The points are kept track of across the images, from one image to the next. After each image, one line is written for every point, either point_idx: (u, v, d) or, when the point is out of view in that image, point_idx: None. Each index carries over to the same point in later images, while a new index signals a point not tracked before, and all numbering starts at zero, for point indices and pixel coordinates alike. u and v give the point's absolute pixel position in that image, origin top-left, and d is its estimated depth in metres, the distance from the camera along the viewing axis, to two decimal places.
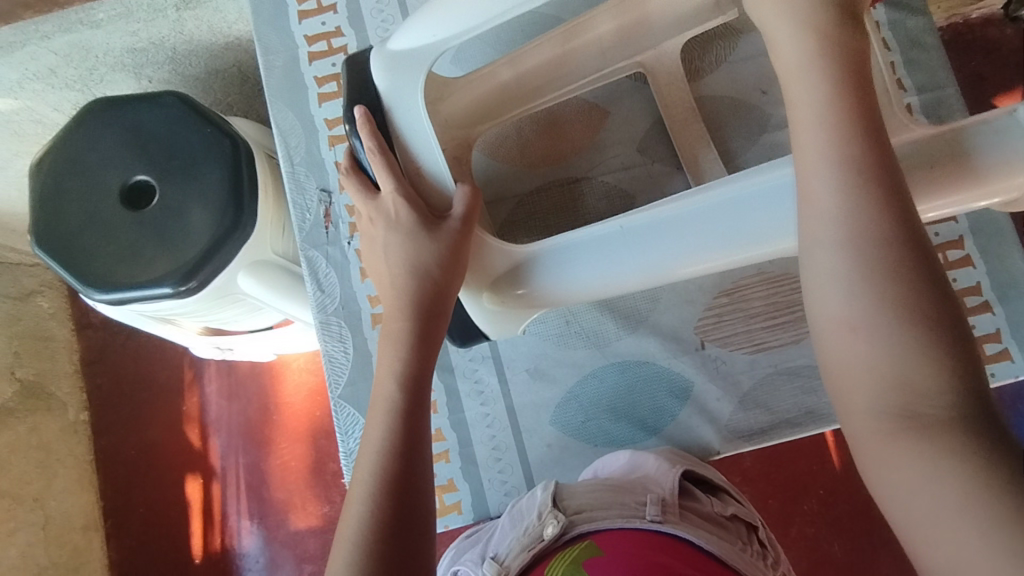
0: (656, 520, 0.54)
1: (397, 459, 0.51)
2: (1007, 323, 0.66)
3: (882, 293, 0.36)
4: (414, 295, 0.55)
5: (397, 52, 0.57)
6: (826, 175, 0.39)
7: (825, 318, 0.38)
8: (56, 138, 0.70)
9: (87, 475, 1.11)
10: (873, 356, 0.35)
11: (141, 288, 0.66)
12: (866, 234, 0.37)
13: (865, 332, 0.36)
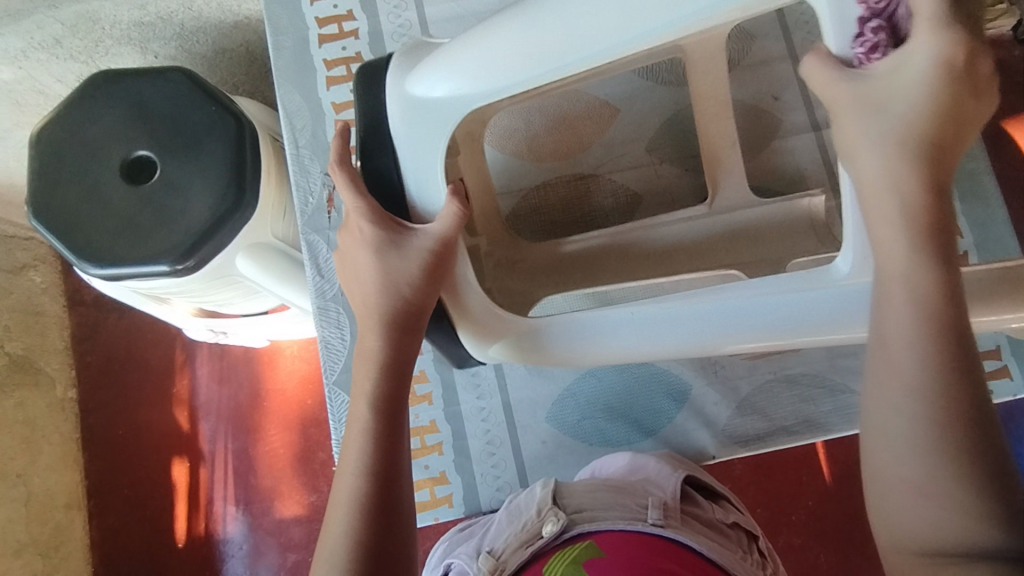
0: (659, 523, 0.53)
1: (383, 451, 0.51)
2: (1007, 340, 0.66)
3: (948, 450, 0.37)
4: (386, 312, 0.52)
5: (419, 102, 0.54)
6: (903, 321, 0.39)
7: (884, 461, 0.39)
8: (57, 108, 0.69)
9: (72, 454, 1.09)
10: (930, 506, 0.37)
11: (137, 265, 0.65)
12: (934, 389, 0.38)
13: (927, 488, 0.37)
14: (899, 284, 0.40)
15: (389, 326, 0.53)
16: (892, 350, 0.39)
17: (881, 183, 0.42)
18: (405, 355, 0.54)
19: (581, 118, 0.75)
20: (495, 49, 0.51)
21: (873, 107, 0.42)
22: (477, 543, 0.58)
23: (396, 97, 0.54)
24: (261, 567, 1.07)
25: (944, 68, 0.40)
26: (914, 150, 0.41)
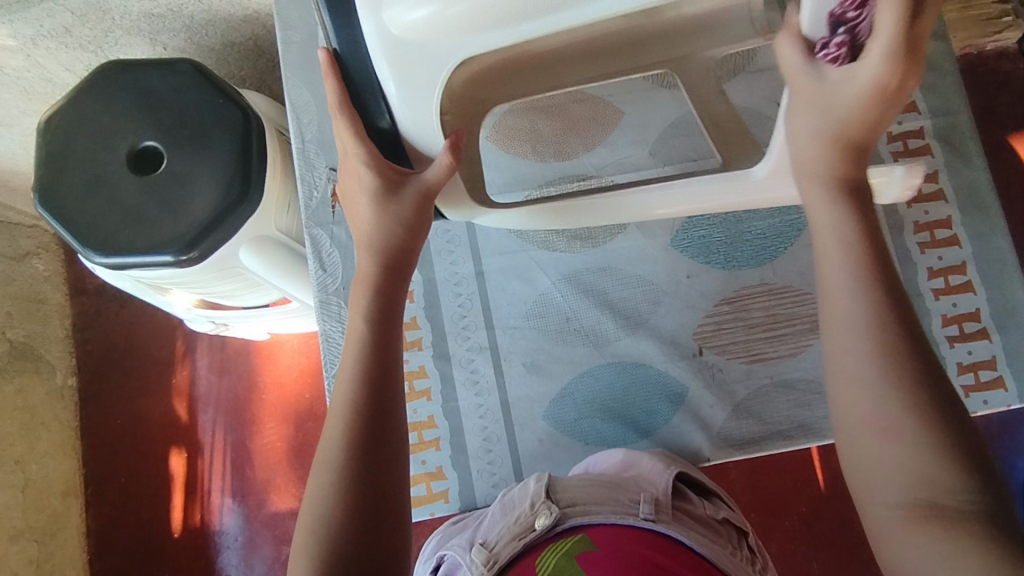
0: (649, 518, 0.54)
1: (368, 420, 0.49)
2: (1004, 351, 0.66)
3: (906, 395, 0.39)
4: (380, 253, 0.54)
5: (398, 38, 0.48)
6: (849, 278, 0.42)
7: (853, 416, 0.41)
8: (66, 97, 0.70)
9: (70, 441, 1.10)
10: (900, 451, 0.38)
11: (141, 254, 0.65)
12: (886, 339, 0.40)
13: (894, 433, 0.39)
14: (836, 247, 0.44)
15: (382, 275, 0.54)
16: (840, 305, 0.42)
17: (814, 167, 0.46)
18: (390, 305, 0.54)
19: (584, 118, 0.76)
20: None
21: (822, 106, 0.45)
22: (471, 537, 0.59)
23: (373, 29, 0.49)
24: (255, 559, 1.07)
25: (886, 82, 0.43)
26: (844, 146, 0.45)
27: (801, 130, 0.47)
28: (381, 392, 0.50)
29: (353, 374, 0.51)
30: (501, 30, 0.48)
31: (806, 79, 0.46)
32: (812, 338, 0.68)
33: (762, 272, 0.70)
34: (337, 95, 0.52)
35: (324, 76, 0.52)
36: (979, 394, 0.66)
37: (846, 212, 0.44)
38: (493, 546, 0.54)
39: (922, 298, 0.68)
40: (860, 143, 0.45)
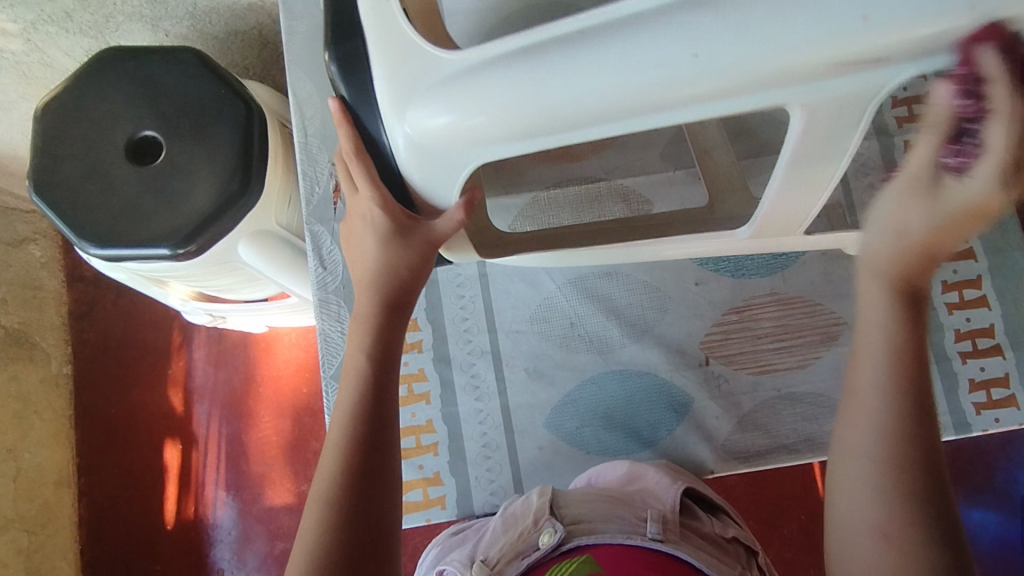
0: (658, 538, 0.52)
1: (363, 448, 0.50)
2: (1017, 368, 0.65)
3: (906, 512, 0.42)
4: (383, 287, 0.55)
5: (417, 140, 0.48)
6: (877, 389, 0.44)
7: (860, 521, 0.43)
8: (65, 84, 0.68)
9: (63, 431, 1.09)
10: (898, 563, 0.42)
11: (136, 246, 0.64)
12: (901, 456, 0.43)
13: (890, 542, 0.42)
14: (875, 356, 0.44)
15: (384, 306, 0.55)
16: (867, 408, 0.44)
17: (880, 266, 0.44)
18: (393, 340, 0.55)
19: None
20: (492, 103, 0.44)
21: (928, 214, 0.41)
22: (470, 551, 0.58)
23: (392, 127, 0.49)
24: (248, 555, 1.06)
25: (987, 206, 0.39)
26: (920, 252, 0.42)
27: (875, 227, 0.44)
28: (378, 415, 0.52)
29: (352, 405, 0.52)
30: (519, 139, 0.46)
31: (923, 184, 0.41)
32: (820, 351, 0.67)
33: (771, 281, 0.68)
34: (349, 140, 0.53)
35: (336, 125, 0.53)
36: (991, 411, 0.64)
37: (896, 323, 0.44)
38: (494, 562, 0.54)
39: (934, 312, 0.67)
40: (927, 261, 0.43)
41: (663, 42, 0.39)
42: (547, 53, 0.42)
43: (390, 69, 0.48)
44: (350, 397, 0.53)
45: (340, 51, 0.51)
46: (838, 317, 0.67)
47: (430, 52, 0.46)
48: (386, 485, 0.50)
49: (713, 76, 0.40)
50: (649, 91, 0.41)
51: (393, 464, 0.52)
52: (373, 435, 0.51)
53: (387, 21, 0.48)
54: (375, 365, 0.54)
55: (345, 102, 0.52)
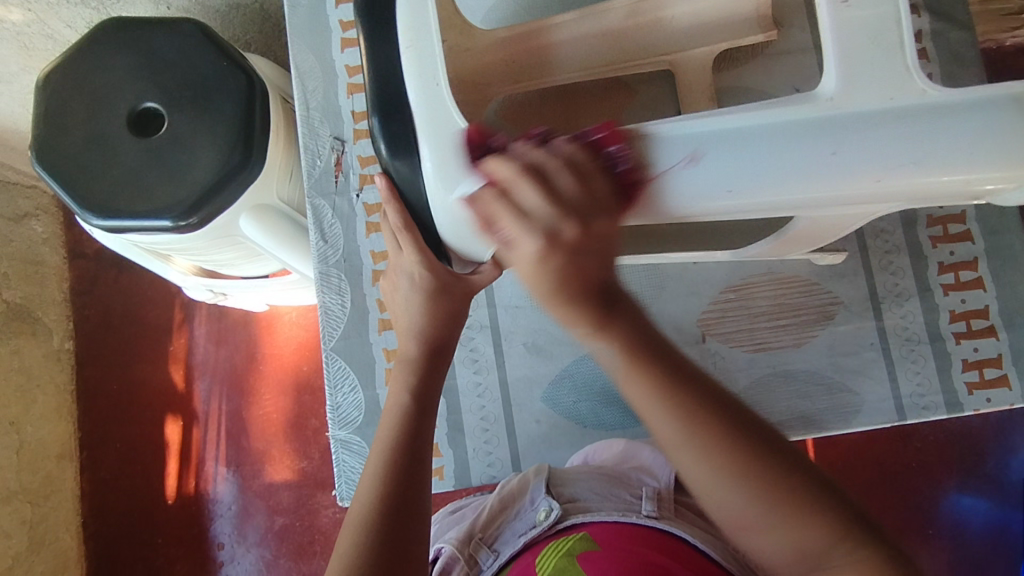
0: (652, 516, 0.53)
1: (396, 483, 0.49)
2: (1011, 350, 0.65)
3: (761, 480, 0.43)
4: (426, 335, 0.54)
5: (459, 219, 0.47)
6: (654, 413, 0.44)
7: (726, 518, 0.44)
8: (66, 54, 0.68)
9: (66, 405, 1.10)
10: (769, 541, 0.43)
11: (140, 218, 0.64)
12: (712, 461, 0.43)
13: (758, 525, 0.43)
14: (629, 382, 0.44)
15: (426, 352, 0.54)
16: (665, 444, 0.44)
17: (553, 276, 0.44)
18: (433, 382, 0.54)
19: None
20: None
21: (541, 284, 0.42)
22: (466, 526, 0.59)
23: (437, 205, 0.47)
24: (248, 529, 1.08)
25: (545, 255, 0.41)
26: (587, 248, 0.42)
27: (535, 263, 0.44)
28: (414, 452, 0.51)
29: (387, 440, 0.51)
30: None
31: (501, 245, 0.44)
32: (816, 330, 0.68)
33: (769, 260, 0.69)
34: (399, 217, 0.50)
35: (384, 201, 0.50)
36: (982, 392, 0.65)
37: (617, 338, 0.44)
38: (494, 541, 0.57)
39: (931, 293, 0.67)
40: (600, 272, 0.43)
41: (730, 162, 0.41)
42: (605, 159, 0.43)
43: (438, 149, 0.46)
44: (387, 438, 0.51)
45: (388, 131, 0.47)
46: (834, 296, 0.68)
47: (479, 141, 0.45)
48: (422, 525, 0.48)
49: (767, 193, 0.42)
50: (705, 198, 0.42)
51: (428, 507, 0.50)
52: (412, 473, 0.50)
53: (434, 100, 0.46)
54: (416, 405, 0.53)
55: (392, 180, 0.49)
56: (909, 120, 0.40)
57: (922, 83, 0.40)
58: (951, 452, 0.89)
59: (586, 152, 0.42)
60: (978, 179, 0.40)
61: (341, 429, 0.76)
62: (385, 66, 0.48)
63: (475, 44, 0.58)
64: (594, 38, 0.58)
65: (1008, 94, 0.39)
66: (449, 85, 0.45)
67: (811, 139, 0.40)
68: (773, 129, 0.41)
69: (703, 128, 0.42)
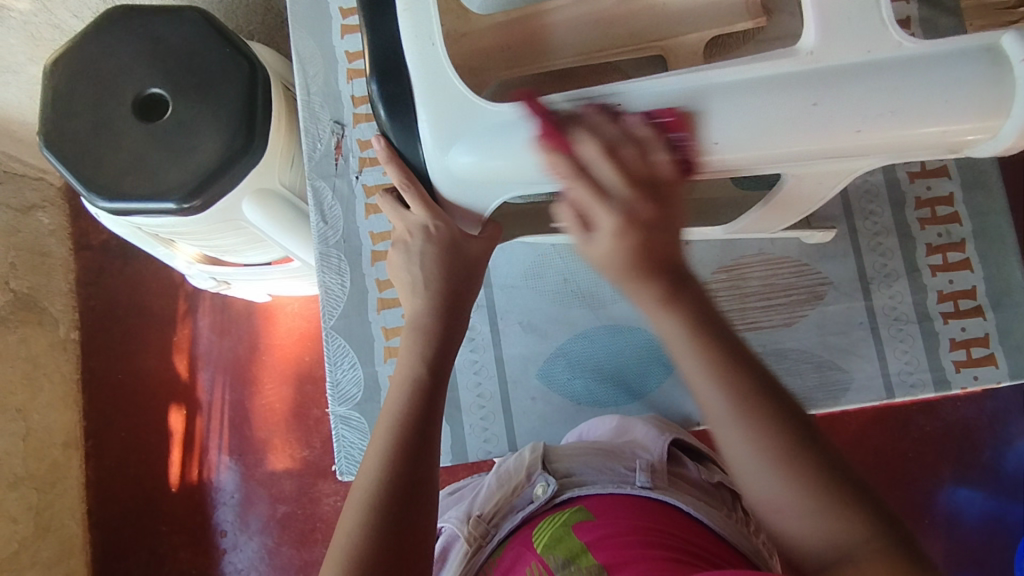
0: (647, 486, 0.54)
1: (404, 454, 0.49)
2: (997, 329, 0.67)
3: (796, 469, 0.42)
4: (438, 295, 0.54)
5: (457, 176, 0.50)
6: (712, 389, 0.43)
7: (755, 500, 0.43)
8: (72, 42, 0.70)
9: (71, 393, 1.12)
10: (802, 529, 0.41)
11: (145, 200, 0.66)
12: (763, 430, 0.42)
13: (791, 509, 0.42)
14: (687, 350, 0.44)
15: (438, 312, 0.54)
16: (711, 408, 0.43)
17: (615, 262, 0.45)
18: (444, 349, 0.54)
19: None
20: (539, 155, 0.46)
21: (616, 256, 0.44)
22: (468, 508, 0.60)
23: (436, 159, 0.50)
24: (251, 517, 1.09)
25: (627, 230, 0.44)
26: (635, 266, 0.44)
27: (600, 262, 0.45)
28: (422, 423, 0.51)
29: (395, 411, 0.51)
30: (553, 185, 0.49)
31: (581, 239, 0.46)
32: (806, 309, 0.69)
33: (760, 241, 0.70)
34: (401, 175, 0.52)
35: (384, 164, 0.52)
36: (968, 370, 0.66)
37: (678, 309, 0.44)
38: (494, 516, 0.57)
39: (919, 273, 0.68)
40: (665, 255, 0.44)
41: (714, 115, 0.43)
42: (596, 115, 0.45)
43: (432, 111, 0.48)
44: (397, 407, 0.51)
45: (386, 92, 0.49)
46: (824, 276, 0.69)
47: (474, 99, 0.47)
48: (430, 492, 0.48)
49: (748, 147, 0.44)
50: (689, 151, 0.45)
51: (436, 470, 0.50)
52: (420, 444, 0.50)
53: (430, 61, 0.48)
54: (428, 378, 0.52)
55: (391, 143, 0.51)
56: (888, 72, 0.42)
57: (898, 36, 0.42)
58: (946, 440, 0.90)
59: (657, 140, 0.44)
60: (953, 130, 0.42)
61: (340, 406, 0.77)
62: (381, 28, 0.49)
63: (472, 28, 0.61)
64: (588, 23, 0.60)
65: (981, 46, 0.41)
66: (445, 45, 0.47)
67: (791, 92, 0.42)
68: (754, 85, 0.43)
69: (685, 85, 0.44)
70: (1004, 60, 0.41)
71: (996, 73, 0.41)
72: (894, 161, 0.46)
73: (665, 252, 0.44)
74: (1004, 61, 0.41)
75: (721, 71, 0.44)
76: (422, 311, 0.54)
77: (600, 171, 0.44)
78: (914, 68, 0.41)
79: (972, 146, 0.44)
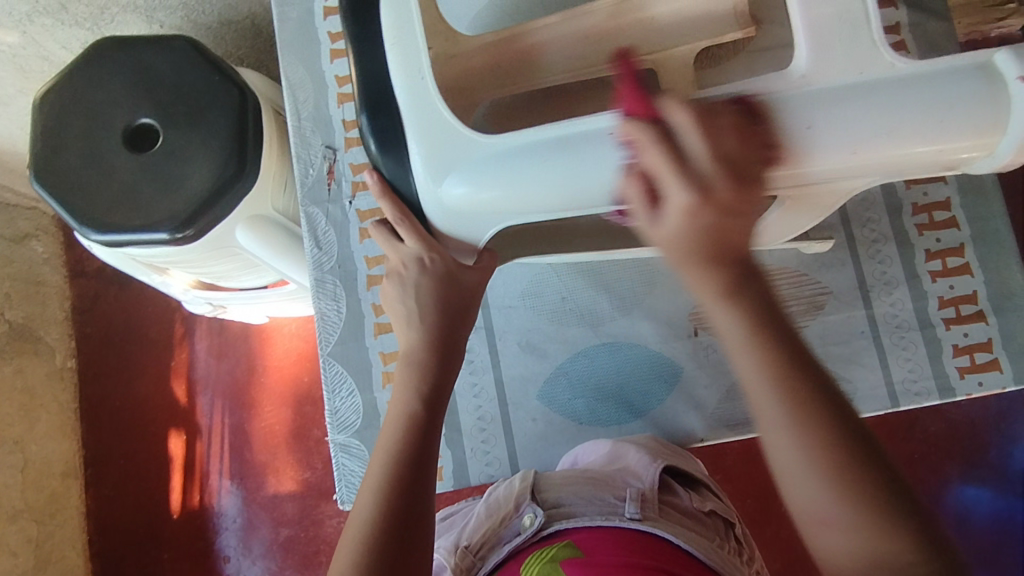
0: (636, 518, 0.54)
1: (396, 496, 0.48)
2: (1000, 333, 0.66)
3: (846, 486, 0.40)
4: (432, 331, 0.54)
5: (451, 208, 0.49)
6: (772, 396, 0.41)
7: (802, 511, 0.42)
8: (61, 75, 0.69)
9: (69, 423, 1.10)
10: (844, 546, 0.40)
11: (136, 232, 0.65)
12: (822, 441, 0.40)
13: (838, 524, 0.40)
14: (743, 356, 0.41)
15: (433, 346, 0.53)
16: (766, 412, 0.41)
17: (679, 241, 0.41)
18: (442, 385, 0.53)
19: None
20: (532, 184, 0.46)
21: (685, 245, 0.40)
22: (456, 536, 0.61)
23: (429, 192, 0.49)
24: (254, 541, 1.08)
25: (698, 212, 0.40)
26: (710, 258, 0.41)
27: (664, 237, 0.42)
28: (418, 463, 0.50)
29: (389, 448, 0.50)
30: (550, 213, 0.49)
31: (646, 218, 0.43)
32: (806, 320, 0.68)
33: (758, 253, 0.70)
34: (394, 209, 0.52)
35: (377, 199, 0.52)
36: (973, 376, 0.66)
37: (736, 313, 0.41)
38: (478, 547, 0.57)
39: (919, 280, 0.68)
40: (723, 245, 0.41)
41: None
42: (589, 143, 0.45)
43: (423, 140, 0.48)
44: (392, 441, 0.51)
45: (376, 125, 0.49)
46: (824, 286, 0.69)
47: (462, 130, 0.47)
48: (425, 529, 0.48)
49: None
50: None
51: (433, 501, 0.49)
52: (415, 485, 0.49)
53: (418, 91, 0.48)
54: (424, 413, 0.52)
55: (383, 175, 0.51)
56: (881, 92, 0.41)
57: (889, 54, 0.42)
58: (952, 443, 0.89)
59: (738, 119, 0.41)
60: (950, 147, 0.42)
61: (340, 434, 0.76)
62: (370, 60, 0.49)
63: (460, 50, 0.61)
64: (576, 41, 0.60)
65: (974, 63, 0.41)
66: (434, 76, 0.47)
67: (787, 114, 0.42)
68: (751, 107, 0.43)
69: (701, 105, 0.44)
70: (998, 77, 0.41)
71: (989, 90, 0.41)
72: (891, 180, 0.46)
73: (738, 243, 0.41)
74: (998, 78, 0.41)
75: (718, 95, 0.43)
76: (417, 344, 0.54)
77: (686, 141, 0.40)
78: (910, 87, 0.41)
79: (969, 163, 0.44)
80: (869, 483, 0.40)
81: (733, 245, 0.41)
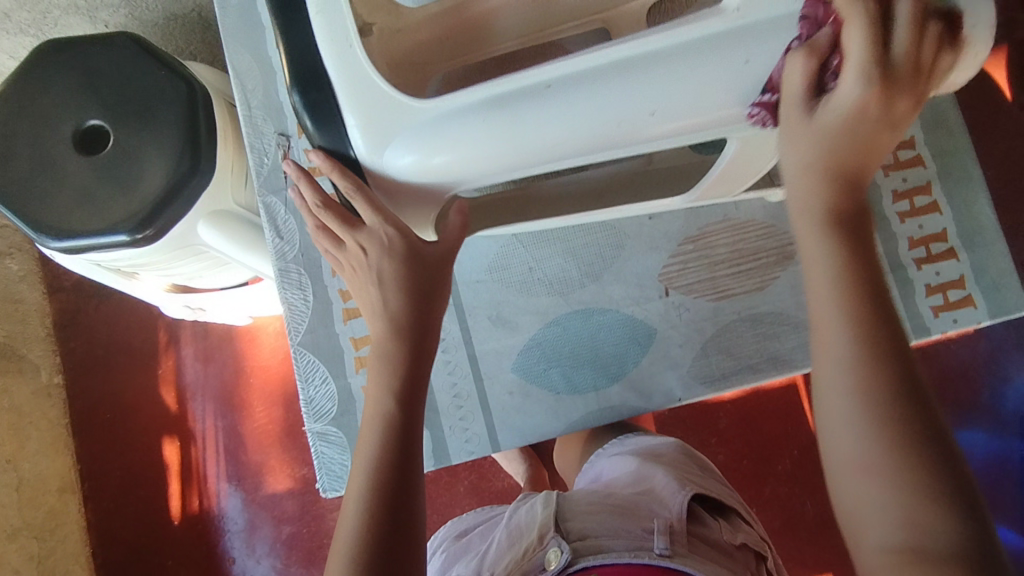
0: (665, 554, 0.52)
1: (390, 474, 0.49)
2: (972, 269, 0.66)
3: (899, 438, 0.36)
4: (403, 314, 0.53)
5: (401, 177, 0.49)
6: (835, 322, 0.39)
7: (838, 456, 0.38)
8: (6, 83, 0.68)
9: (61, 440, 1.10)
10: (878, 502, 0.36)
11: (96, 236, 0.64)
12: (875, 385, 0.37)
13: (877, 475, 0.36)
14: (826, 280, 0.39)
15: (406, 327, 0.53)
16: (827, 334, 0.39)
17: (827, 147, 0.40)
18: (418, 367, 0.54)
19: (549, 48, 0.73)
20: (479, 147, 0.46)
21: (826, 139, 0.40)
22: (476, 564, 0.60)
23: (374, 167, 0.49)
24: (257, 541, 1.08)
25: (868, 102, 0.38)
26: (831, 172, 0.40)
27: (804, 135, 0.40)
28: (407, 437, 0.52)
29: (377, 425, 0.52)
30: (500, 175, 0.49)
31: (797, 115, 0.41)
32: (777, 271, 0.68)
33: (724, 207, 0.69)
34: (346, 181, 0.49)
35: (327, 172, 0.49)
36: (947, 314, 0.65)
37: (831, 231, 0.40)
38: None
39: (887, 222, 0.67)
40: (864, 159, 0.40)
41: (644, 82, 0.42)
42: (529, 100, 0.44)
43: (359, 114, 0.47)
44: (380, 422, 0.52)
45: (309, 101, 0.48)
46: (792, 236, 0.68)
47: (401, 97, 0.46)
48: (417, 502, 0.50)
49: (691, 112, 0.43)
50: (631, 126, 0.44)
51: (423, 482, 0.51)
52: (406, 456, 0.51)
53: (350, 64, 0.46)
54: (404, 388, 0.53)
55: (327, 152, 0.49)
56: None
57: None
58: (945, 387, 0.89)
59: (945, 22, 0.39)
60: None
61: (316, 423, 0.76)
62: (294, 37, 0.48)
63: (405, 22, 0.59)
64: (524, 4, 0.59)
65: None
66: (363, 46, 0.46)
67: (726, 51, 0.41)
68: (687, 48, 0.42)
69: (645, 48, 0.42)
70: None
71: None
72: None
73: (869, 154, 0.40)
74: None
75: (650, 41, 0.42)
76: (387, 324, 0.53)
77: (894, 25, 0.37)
78: None
79: None
80: (926, 444, 0.36)
81: (857, 168, 0.40)
